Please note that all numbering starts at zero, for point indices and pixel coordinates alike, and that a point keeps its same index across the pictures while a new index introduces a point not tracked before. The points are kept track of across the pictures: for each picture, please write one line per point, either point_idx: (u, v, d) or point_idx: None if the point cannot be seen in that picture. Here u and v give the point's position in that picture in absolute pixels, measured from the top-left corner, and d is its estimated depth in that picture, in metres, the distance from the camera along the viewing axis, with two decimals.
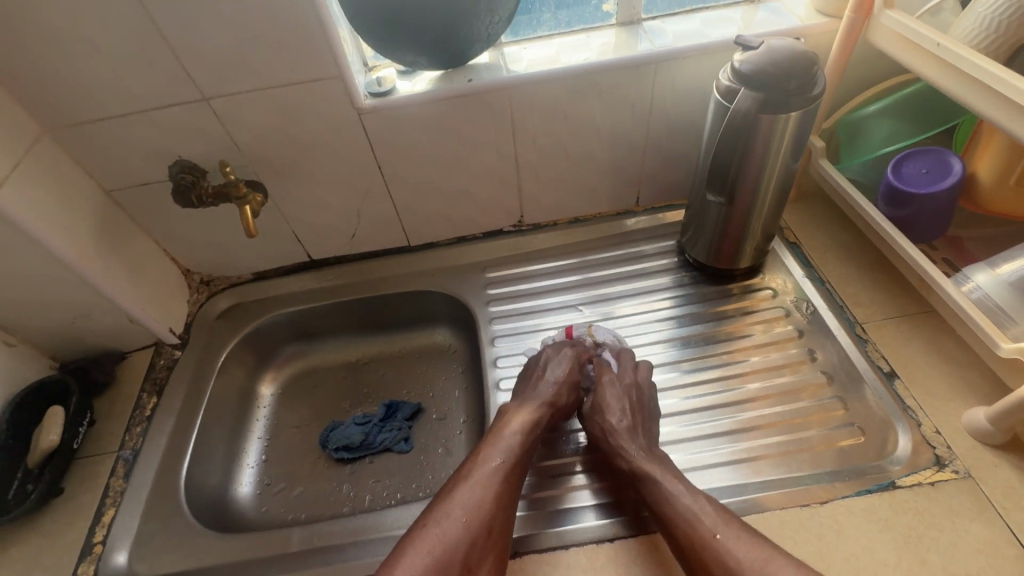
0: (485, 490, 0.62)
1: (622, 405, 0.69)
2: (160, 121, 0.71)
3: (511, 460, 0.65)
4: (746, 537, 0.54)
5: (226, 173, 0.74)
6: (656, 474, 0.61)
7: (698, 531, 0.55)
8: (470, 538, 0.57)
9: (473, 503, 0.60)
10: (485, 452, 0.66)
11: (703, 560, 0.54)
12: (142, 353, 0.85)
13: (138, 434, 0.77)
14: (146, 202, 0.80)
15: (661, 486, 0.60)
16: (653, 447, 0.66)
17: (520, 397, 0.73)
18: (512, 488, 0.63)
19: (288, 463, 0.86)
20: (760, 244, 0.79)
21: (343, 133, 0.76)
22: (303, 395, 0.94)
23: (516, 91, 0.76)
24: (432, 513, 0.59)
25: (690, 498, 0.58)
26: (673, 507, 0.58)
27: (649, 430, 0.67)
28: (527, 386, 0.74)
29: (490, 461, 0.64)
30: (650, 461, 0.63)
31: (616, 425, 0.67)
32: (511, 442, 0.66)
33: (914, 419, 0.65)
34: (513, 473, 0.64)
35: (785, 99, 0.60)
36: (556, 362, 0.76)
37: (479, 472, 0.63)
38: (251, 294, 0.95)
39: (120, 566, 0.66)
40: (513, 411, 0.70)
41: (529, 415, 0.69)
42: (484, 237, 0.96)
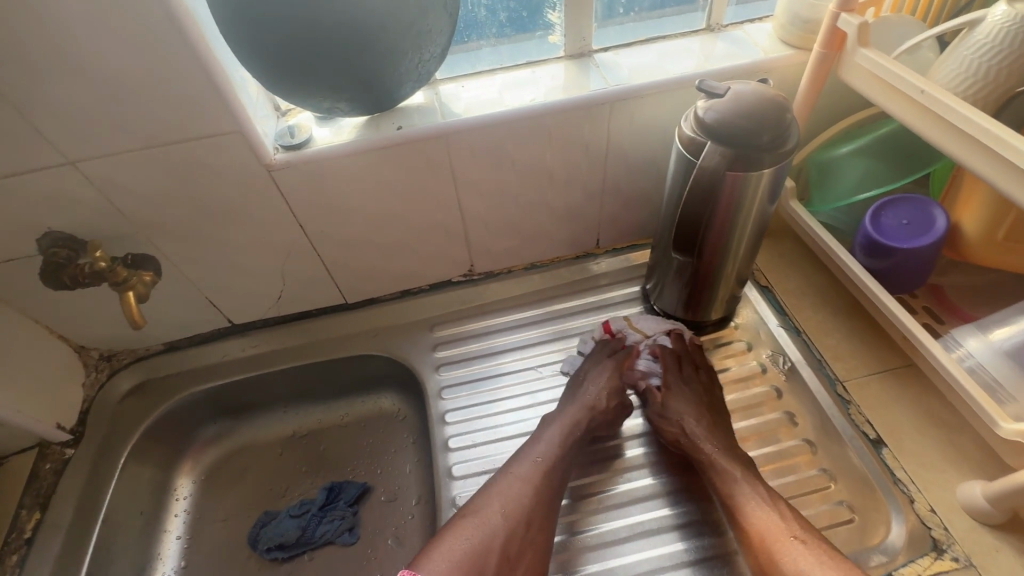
0: (525, 485, 0.63)
1: (697, 408, 0.67)
2: (14, 191, 0.58)
3: (553, 458, 0.65)
4: (816, 542, 0.54)
5: (97, 256, 0.62)
6: (735, 474, 0.61)
7: (773, 532, 0.56)
8: (509, 528, 0.59)
9: (514, 496, 0.62)
10: (529, 447, 0.66)
11: (773, 563, 0.54)
12: (23, 457, 0.72)
13: (13, 565, 0.64)
14: (11, 281, 0.66)
15: (737, 486, 0.60)
16: (736, 447, 0.65)
17: (564, 398, 0.71)
18: (552, 486, 0.64)
19: (212, 569, 0.75)
20: (732, 291, 0.72)
21: (252, 192, 0.65)
22: (230, 483, 0.82)
23: (453, 138, 0.66)
24: (473, 505, 0.61)
25: (762, 498, 0.58)
26: (746, 506, 0.58)
27: (728, 430, 0.66)
28: (572, 389, 0.72)
29: (534, 457, 0.65)
30: (731, 460, 0.63)
31: (693, 428, 0.66)
32: (557, 441, 0.66)
33: (907, 494, 0.59)
34: (555, 472, 0.64)
35: (756, 155, 0.52)
36: (596, 369, 0.73)
37: (520, 469, 0.64)
38: (163, 368, 0.82)
39: None
40: (557, 413, 0.70)
41: (573, 416, 0.68)
42: (432, 288, 0.86)
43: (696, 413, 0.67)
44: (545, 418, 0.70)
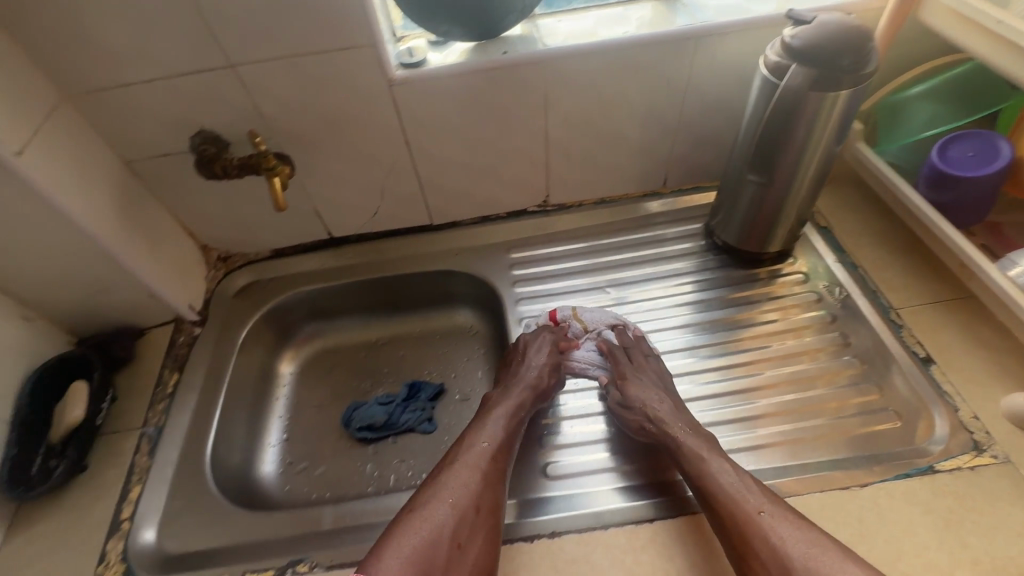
0: (473, 472, 0.62)
1: (656, 389, 0.69)
2: (184, 90, 0.69)
3: (498, 441, 0.65)
4: (789, 515, 0.55)
5: (257, 144, 0.72)
6: (701, 453, 0.61)
7: (743, 509, 0.56)
8: (457, 517, 0.57)
9: (462, 483, 0.60)
10: (475, 435, 0.66)
11: (746, 538, 0.54)
12: (162, 330, 0.83)
13: (161, 411, 0.75)
14: (165, 174, 0.78)
15: (706, 464, 0.60)
16: (696, 426, 0.65)
17: (506, 382, 0.73)
18: (500, 467, 0.63)
19: (311, 442, 0.86)
20: (792, 228, 0.78)
21: (372, 105, 0.74)
22: (323, 375, 0.93)
23: (551, 65, 0.73)
24: (424, 496, 0.59)
25: (732, 474, 0.59)
26: (717, 483, 0.58)
27: (687, 411, 0.68)
28: (516, 371, 0.73)
29: (478, 443, 0.64)
30: (695, 440, 0.63)
31: (657, 411, 0.66)
32: (499, 426, 0.67)
33: (951, 404, 0.65)
34: (501, 458, 0.64)
35: (837, 77, 0.58)
36: (537, 346, 0.76)
37: (467, 455, 0.63)
38: (271, 271, 0.93)
39: (148, 543, 0.64)
40: (499, 399, 0.71)
41: (515, 399, 0.69)
42: (509, 216, 0.94)
43: (658, 397, 0.68)
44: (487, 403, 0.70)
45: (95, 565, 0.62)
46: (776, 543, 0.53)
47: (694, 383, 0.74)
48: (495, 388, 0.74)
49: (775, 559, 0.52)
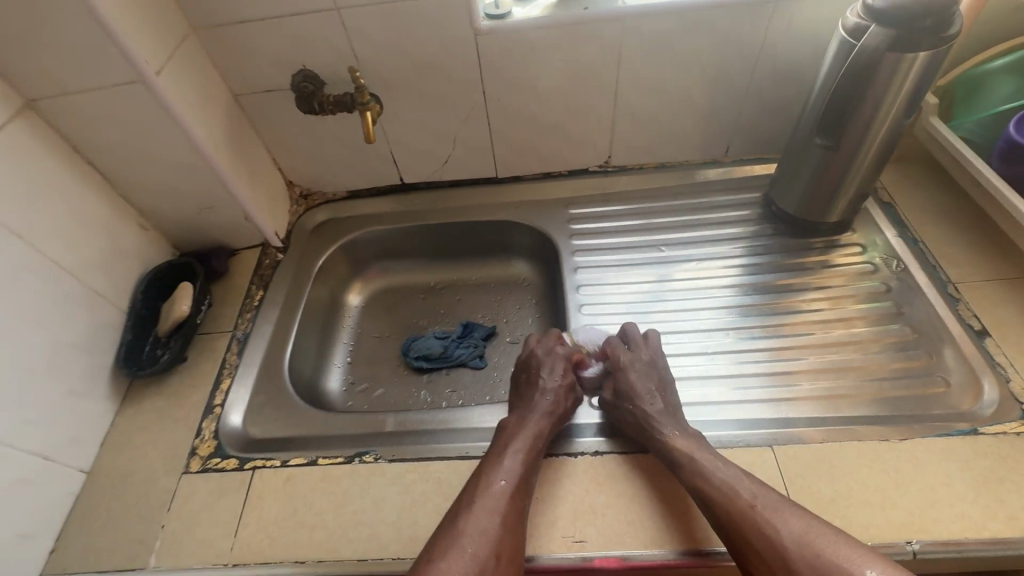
0: (491, 517, 0.56)
1: (650, 386, 0.67)
2: (293, 29, 0.76)
3: (517, 480, 0.59)
4: (782, 504, 0.54)
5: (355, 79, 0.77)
6: (693, 454, 0.59)
7: (737, 505, 0.54)
8: (478, 571, 0.52)
9: (480, 530, 0.55)
10: (490, 474, 0.60)
11: (741, 531, 0.53)
12: (250, 252, 0.92)
13: (248, 319, 0.84)
14: (266, 109, 0.86)
15: (700, 463, 0.58)
16: (686, 428, 0.63)
17: (520, 407, 0.68)
18: (519, 508, 0.58)
19: (372, 367, 0.93)
20: (854, 201, 0.80)
21: (457, 54, 0.80)
22: (386, 310, 1.00)
23: (627, 23, 0.77)
24: (438, 546, 0.54)
25: (725, 468, 0.57)
26: (708, 483, 0.57)
27: (677, 411, 0.66)
28: (529, 394, 0.69)
29: (495, 483, 0.59)
30: (682, 438, 0.62)
31: (650, 410, 0.64)
32: (515, 460, 0.61)
33: (1003, 375, 0.65)
34: (519, 498, 0.58)
35: (917, 38, 0.60)
36: (550, 367, 0.72)
37: (483, 497, 0.58)
38: (346, 210, 1.01)
39: (236, 426, 0.72)
40: (513, 426, 0.65)
41: (531, 429, 0.64)
42: (570, 174, 0.99)
43: (652, 395, 0.66)
44: (502, 431, 0.65)
45: (192, 438, 0.71)
46: (772, 533, 0.52)
47: (741, 337, 0.77)
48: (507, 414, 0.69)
49: (773, 549, 0.51)
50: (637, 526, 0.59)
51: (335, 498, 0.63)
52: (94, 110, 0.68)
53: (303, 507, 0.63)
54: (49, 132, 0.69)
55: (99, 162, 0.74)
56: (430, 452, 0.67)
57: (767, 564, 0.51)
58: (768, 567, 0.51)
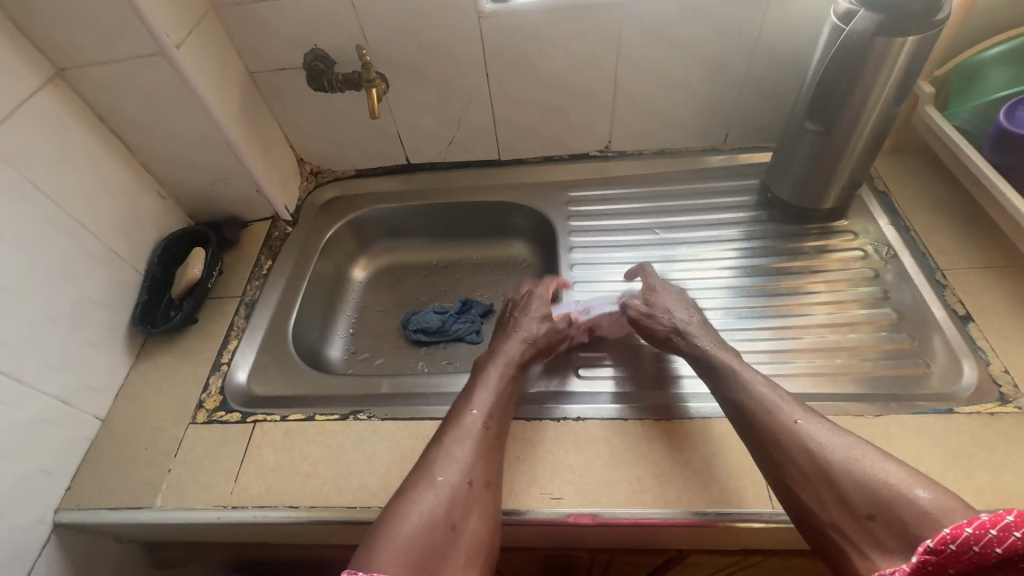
0: (465, 444, 0.59)
1: (682, 306, 0.74)
2: (306, 8, 0.79)
3: (487, 411, 0.63)
4: (825, 423, 0.56)
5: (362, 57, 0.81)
6: (730, 364, 0.64)
7: (778, 419, 0.57)
8: (452, 493, 0.55)
9: (452, 458, 0.58)
10: (462, 407, 0.63)
11: (781, 448, 0.55)
12: (261, 224, 0.97)
13: (256, 287, 0.88)
14: (280, 86, 0.90)
15: (740, 374, 0.62)
16: (722, 342, 0.69)
17: (494, 345, 0.72)
18: (494, 436, 0.61)
19: (373, 338, 0.97)
20: (847, 187, 0.81)
21: (462, 35, 0.83)
22: (389, 285, 1.04)
23: (627, 8, 0.79)
24: (413, 477, 0.57)
25: (767, 385, 0.60)
26: (750, 394, 0.60)
27: (711, 326, 0.72)
28: (509, 329, 0.74)
29: (466, 415, 0.62)
30: (717, 346, 0.67)
31: (684, 325, 0.70)
32: (489, 393, 0.65)
33: (983, 359, 0.66)
34: (493, 426, 0.62)
35: (906, 23, 0.61)
36: (532, 306, 0.76)
37: (458, 426, 0.61)
38: (353, 188, 1.05)
39: (241, 383, 0.77)
40: (488, 361, 0.69)
41: (506, 359, 0.69)
42: (571, 158, 1.01)
43: (686, 312, 0.72)
44: (478, 368, 0.69)
45: (199, 392, 0.75)
46: (813, 447, 0.54)
47: (734, 316, 0.79)
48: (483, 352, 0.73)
49: (811, 462, 0.53)
50: (613, 486, 0.62)
51: (329, 451, 0.67)
52: (118, 81, 0.73)
53: (298, 458, 0.67)
54: (76, 100, 0.74)
55: (122, 131, 0.79)
56: (421, 413, 0.70)
57: (807, 478, 0.52)
58: (806, 478, 0.52)
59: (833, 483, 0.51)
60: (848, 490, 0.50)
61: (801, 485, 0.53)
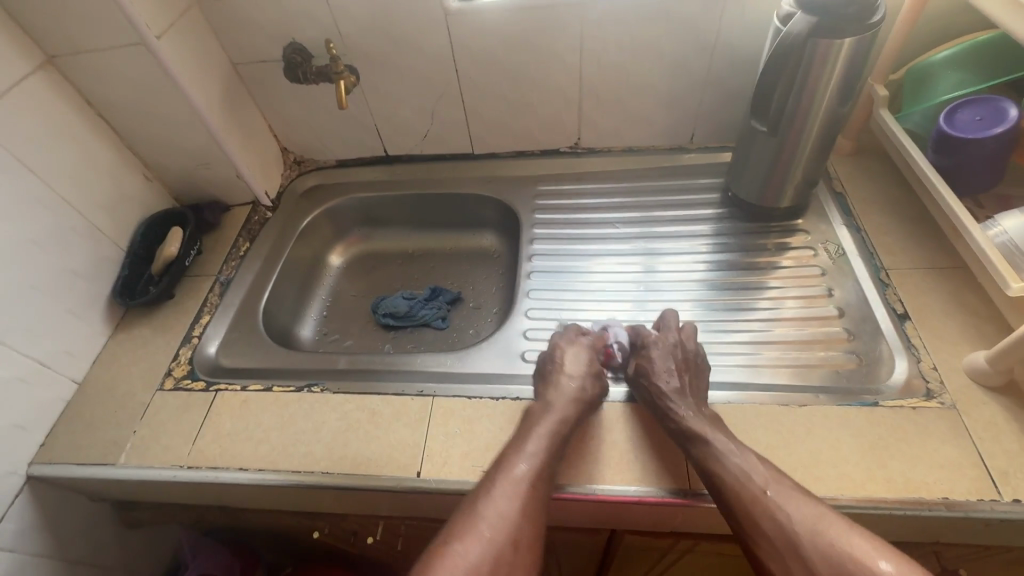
0: (512, 503, 0.57)
1: (670, 364, 0.68)
2: (283, 4, 0.84)
3: (539, 465, 0.60)
4: (791, 489, 0.55)
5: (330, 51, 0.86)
6: (705, 435, 0.60)
7: (749, 491, 0.55)
8: (495, 555, 0.55)
9: (500, 516, 0.56)
10: (513, 456, 0.61)
11: (750, 517, 0.55)
12: (242, 209, 1.01)
13: (232, 267, 0.93)
14: (261, 78, 0.95)
15: (709, 445, 0.59)
16: (703, 409, 0.64)
17: (545, 396, 0.68)
18: (542, 494, 0.59)
19: (344, 321, 1.01)
20: (802, 188, 0.83)
21: (429, 31, 0.86)
22: (364, 272, 1.08)
23: (586, 9, 0.82)
24: (458, 528, 0.57)
25: (738, 454, 0.58)
26: (720, 464, 0.58)
27: (699, 394, 0.67)
28: (551, 375, 0.70)
29: (517, 467, 0.60)
30: (694, 416, 0.63)
31: (666, 390, 0.65)
32: (540, 448, 0.61)
33: (915, 355, 0.68)
34: (543, 485, 0.59)
35: (842, 26, 0.63)
36: (571, 356, 0.72)
37: (506, 479, 0.59)
38: (334, 178, 1.09)
39: (209, 355, 0.81)
40: (540, 414, 0.66)
41: (560, 412, 0.65)
42: (542, 154, 1.04)
43: (670, 372, 0.67)
44: (529, 414, 0.66)
45: (169, 361, 0.80)
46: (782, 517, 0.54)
47: (693, 309, 0.82)
48: (534, 397, 0.70)
49: (780, 532, 0.53)
50: None
51: (282, 419, 0.71)
52: (103, 68, 0.78)
53: (253, 425, 0.71)
54: (66, 86, 0.79)
55: (108, 115, 0.85)
56: (371, 388, 0.74)
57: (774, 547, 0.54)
58: (775, 549, 0.53)
59: (801, 554, 0.52)
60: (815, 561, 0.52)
61: (768, 554, 0.54)
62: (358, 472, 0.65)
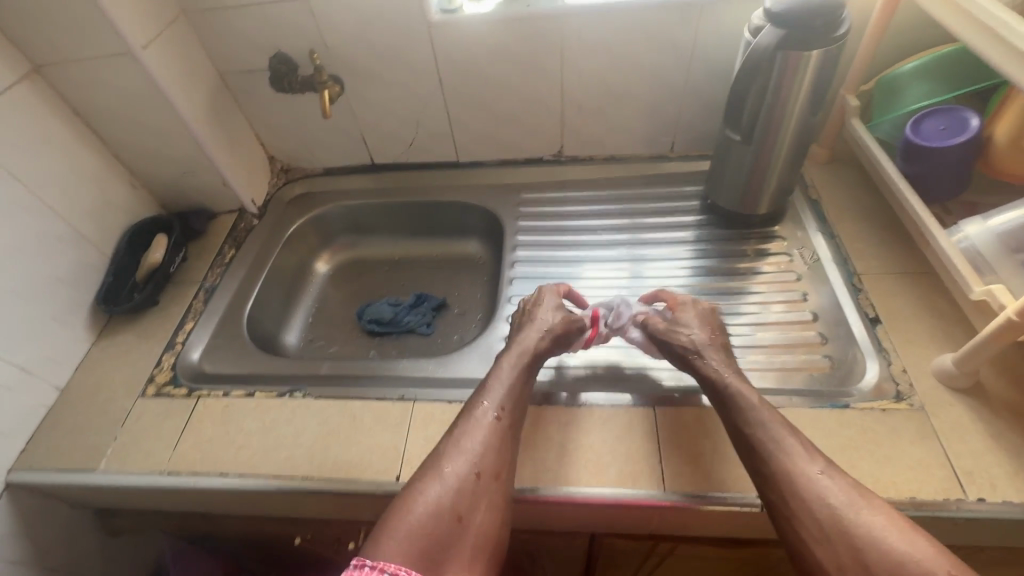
0: (475, 438, 0.60)
1: (695, 325, 0.71)
2: (270, 16, 0.86)
3: (502, 402, 0.64)
4: (841, 475, 0.54)
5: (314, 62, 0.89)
6: (740, 390, 0.63)
7: (800, 470, 0.55)
8: (459, 486, 0.57)
9: (462, 450, 0.59)
10: (475, 399, 0.65)
11: (797, 500, 0.53)
12: (228, 216, 1.02)
13: (217, 274, 0.94)
14: (248, 87, 0.96)
15: (749, 403, 0.61)
16: (734, 364, 0.67)
17: (511, 343, 0.72)
18: (506, 428, 0.62)
19: (330, 327, 1.02)
20: (778, 195, 0.85)
21: (413, 43, 0.88)
22: (350, 278, 1.09)
23: (566, 22, 0.84)
24: (422, 467, 0.59)
25: (779, 422, 0.59)
26: (761, 428, 0.58)
27: (729, 351, 0.69)
28: (521, 327, 0.74)
29: (479, 406, 0.63)
30: (727, 369, 0.66)
31: (701, 344, 0.69)
32: (503, 387, 0.65)
33: (886, 358, 0.69)
34: (505, 421, 0.63)
35: (809, 38, 0.65)
36: (546, 304, 0.76)
37: (470, 417, 0.62)
38: (321, 186, 1.10)
39: (193, 361, 0.82)
40: (506, 356, 0.70)
41: (521, 355, 0.69)
42: (526, 162, 1.06)
43: (698, 329, 0.71)
44: (495, 362, 0.70)
45: (152, 368, 0.80)
46: (815, 495, 0.53)
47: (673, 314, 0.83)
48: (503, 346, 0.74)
49: (819, 520, 0.51)
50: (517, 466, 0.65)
51: (263, 425, 0.72)
52: (89, 77, 0.79)
53: (234, 430, 0.71)
54: (53, 95, 0.80)
55: (95, 124, 0.85)
56: (353, 393, 0.75)
57: (820, 533, 0.51)
58: (826, 537, 0.51)
59: (853, 541, 0.50)
60: (866, 552, 0.49)
61: (813, 543, 0.51)
62: (338, 476, 0.66)
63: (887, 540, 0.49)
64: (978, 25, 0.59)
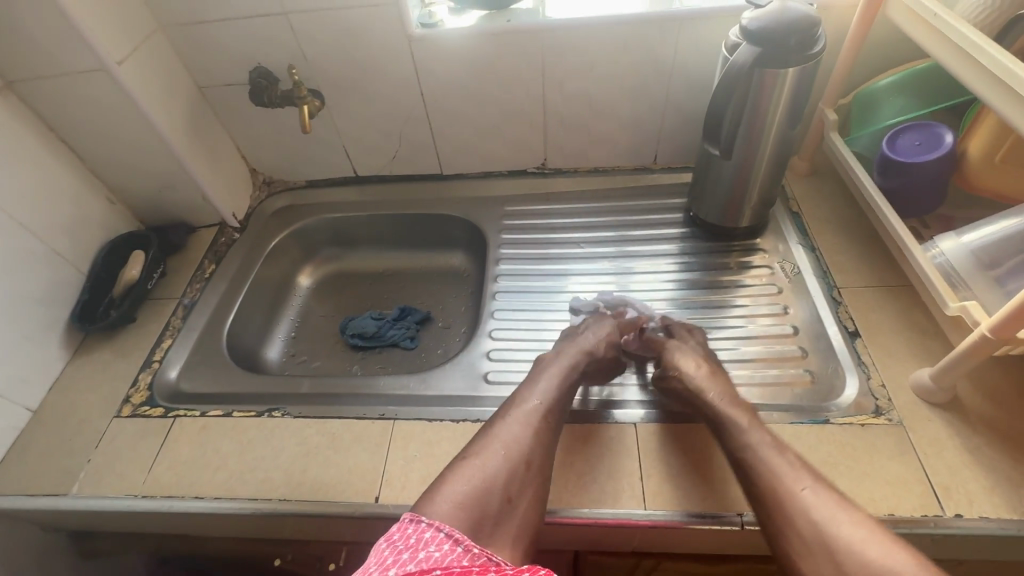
0: (524, 427, 0.62)
1: (693, 357, 0.71)
2: (248, 30, 0.85)
3: (551, 401, 0.66)
4: (826, 491, 0.54)
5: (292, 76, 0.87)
6: (734, 417, 0.62)
7: (787, 487, 0.54)
8: (508, 470, 0.57)
9: (513, 437, 0.60)
10: (524, 395, 0.66)
11: (782, 514, 0.53)
12: (209, 230, 1.01)
13: (197, 289, 0.92)
14: (228, 101, 0.95)
15: (740, 431, 0.61)
16: (733, 394, 0.66)
17: (560, 348, 0.74)
18: (551, 425, 0.63)
19: (312, 342, 1.01)
20: (759, 208, 0.85)
21: (394, 57, 0.88)
22: (334, 292, 1.08)
23: (546, 37, 0.84)
24: (472, 446, 0.60)
25: (770, 442, 0.59)
26: (755, 454, 0.58)
27: (725, 378, 0.69)
28: (571, 335, 0.76)
29: (529, 401, 0.65)
30: (722, 398, 0.65)
31: (694, 374, 0.68)
32: (550, 387, 0.67)
33: (865, 372, 0.69)
34: (552, 419, 0.64)
35: (786, 56, 0.66)
36: (595, 327, 0.78)
37: (519, 409, 0.64)
38: (303, 198, 1.09)
39: (170, 380, 0.81)
40: (552, 361, 0.72)
41: (569, 359, 0.71)
42: (510, 174, 1.06)
43: (696, 363, 0.70)
44: (541, 363, 0.72)
45: (128, 387, 0.79)
46: (802, 511, 0.53)
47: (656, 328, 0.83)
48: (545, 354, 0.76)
49: (811, 532, 0.51)
50: None
51: (240, 445, 0.71)
52: (64, 92, 0.78)
53: (210, 451, 0.70)
54: (26, 110, 0.79)
55: (70, 138, 0.84)
56: (332, 412, 0.74)
57: (805, 547, 0.51)
58: (809, 551, 0.51)
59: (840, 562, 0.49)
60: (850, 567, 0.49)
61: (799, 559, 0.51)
62: (315, 498, 0.65)
63: (863, 552, 0.49)
64: (950, 43, 0.60)
